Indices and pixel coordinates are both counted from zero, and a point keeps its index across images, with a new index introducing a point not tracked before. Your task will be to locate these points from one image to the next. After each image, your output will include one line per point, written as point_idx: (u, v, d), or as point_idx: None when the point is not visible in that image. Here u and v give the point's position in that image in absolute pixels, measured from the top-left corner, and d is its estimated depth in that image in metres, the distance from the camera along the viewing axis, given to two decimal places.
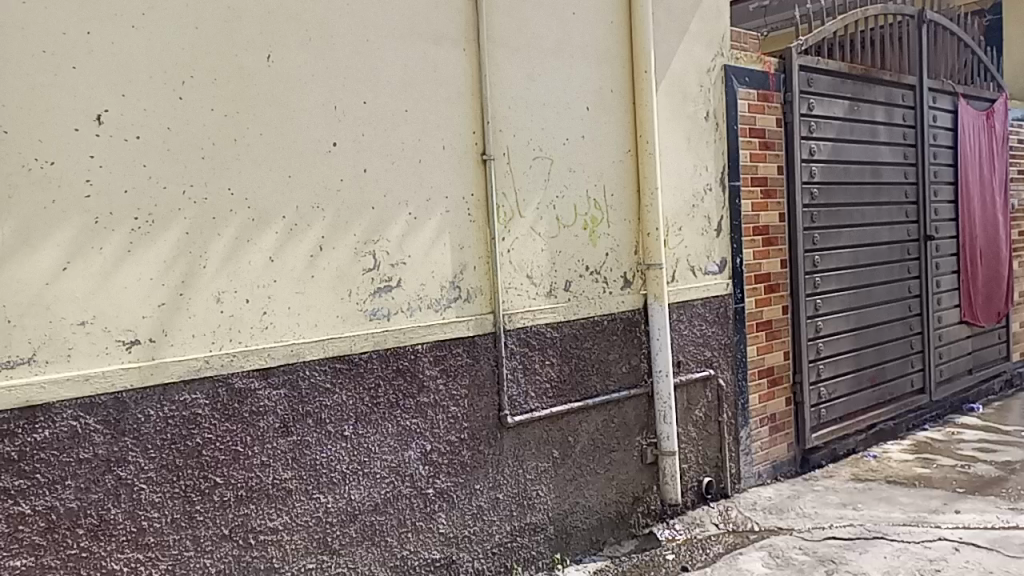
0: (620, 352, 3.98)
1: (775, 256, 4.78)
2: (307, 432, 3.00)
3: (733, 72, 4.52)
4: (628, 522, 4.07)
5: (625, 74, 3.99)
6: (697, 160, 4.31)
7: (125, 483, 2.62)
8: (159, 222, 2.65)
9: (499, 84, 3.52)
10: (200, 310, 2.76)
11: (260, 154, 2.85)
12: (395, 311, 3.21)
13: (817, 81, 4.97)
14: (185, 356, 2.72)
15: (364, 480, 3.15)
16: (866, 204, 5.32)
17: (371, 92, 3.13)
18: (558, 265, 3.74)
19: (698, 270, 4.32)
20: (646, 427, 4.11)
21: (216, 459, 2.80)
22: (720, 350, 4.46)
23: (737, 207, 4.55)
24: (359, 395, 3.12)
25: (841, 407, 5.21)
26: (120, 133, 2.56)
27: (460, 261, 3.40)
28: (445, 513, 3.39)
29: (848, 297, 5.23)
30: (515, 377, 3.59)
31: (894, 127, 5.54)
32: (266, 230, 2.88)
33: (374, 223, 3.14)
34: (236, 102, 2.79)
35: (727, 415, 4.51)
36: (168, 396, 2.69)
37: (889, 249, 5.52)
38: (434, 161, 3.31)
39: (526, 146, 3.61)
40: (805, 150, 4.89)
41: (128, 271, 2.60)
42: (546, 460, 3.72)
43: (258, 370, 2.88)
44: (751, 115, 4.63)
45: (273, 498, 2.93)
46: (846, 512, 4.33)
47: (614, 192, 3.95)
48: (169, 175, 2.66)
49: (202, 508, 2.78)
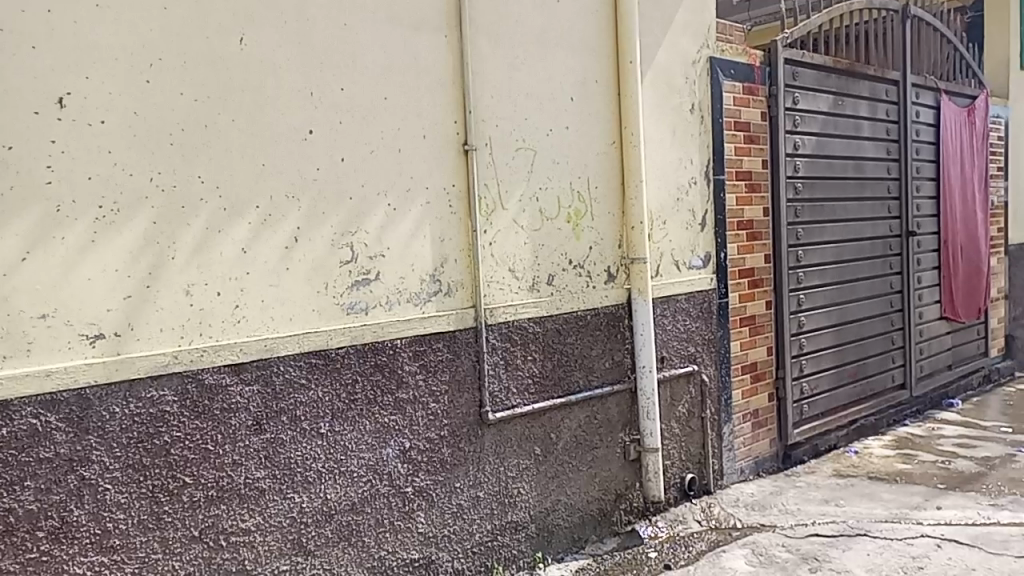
0: (603, 347, 3.92)
1: (759, 251, 4.74)
2: (281, 429, 2.90)
3: (718, 64, 4.47)
4: (611, 520, 4.01)
5: (610, 65, 3.91)
6: (681, 153, 4.25)
7: (89, 483, 2.51)
8: (124, 211, 2.54)
9: (481, 73, 3.43)
10: (169, 303, 2.65)
11: (232, 142, 2.75)
12: (373, 305, 3.12)
13: (801, 75, 4.93)
14: (152, 351, 2.62)
15: (341, 479, 3.06)
16: (849, 199, 5.30)
17: (349, 78, 3.03)
18: (541, 258, 3.66)
19: (682, 265, 4.26)
20: (629, 424, 4.05)
21: (185, 459, 2.70)
22: (704, 345, 4.41)
23: (721, 201, 4.50)
24: (335, 391, 3.03)
25: (822, 403, 5.19)
26: (83, 117, 2.45)
27: (440, 254, 3.31)
28: (424, 512, 3.31)
29: (830, 292, 5.20)
30: (497, 373, 3.51)
31: (877, 122, 5.52)
32: (238, 221, 2.78)
33: (352, 214, 3.05)
34: (206, 87, 2.69)
35: (710, 411, 4.47)
36: (134, 393, 2.59)
37: (872, 244, 5.50)
38: (414, 150, 3.22)
39: (508, 136, 3.53)
40: (790, 143, 4.85)
41: (92, 262, 2.50)
42: (527, 458, 3.65)
43: (230, 365, 2.78)
44: (736, 108, 4.58)
45: (245, 498, 2.83)
46: (828, 509, 4.30)
47: (598, 185, 3.88)
48: (135, 161, 2.55)
49: (170, 508, 2.68)
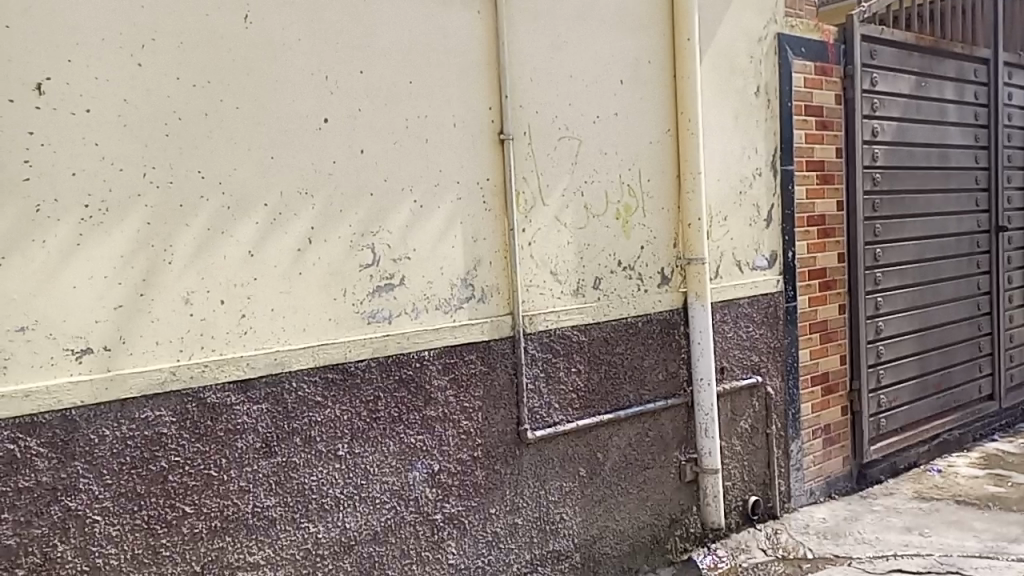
0: (656, 357, 3.54)
1: (831, 249, 4.29)
2: (293, 452, 2.60)
3: (788, 41, 4.02)
4: (665, 548, 3.63)
5: (666, 45, 3.52)
6: (745, 141, 3.83)
7: (75, 515, 2.24)
8: (114, 211, 2.27)
9: (520, 54, 3.08)
10: (165, 314, 2.37)
11: (237, 132, 2.46)
12: (398, 313, 2.81)
13: (879, 53, 4.45)
14: (147, 367, 2.34)
15: (361, 506, 2.75)
16: (933, 191, 4.78)
17: (369, 60, 2.71)
18: (586, 260, 3.30)
19: (745, 266, 3.85)
20: (685, 442, 3.66)
21: (185, 486, 2.41)
22: (770, 354, 3.99)
23: (790, 194, 4.05)
24: (355, 409, 2.72)
25: (901, 416, 4.71)
26: (66, 105, 2.19)
27: (473, 256, 2.98)
28: (456, 542, 2.99)
29: (912, 294, 4.69)
30: (537, 387, 3.17)
31: (964, 106, 4.98)
32: (245, 220, 2.49)
33: (373, 212, 2.74)
34: (207, 71, 2.40)
35: (776, 427, 4.04)
36: (126, 414, 2.31)
37: (958, 240, 4.97)
38: (443, 139, 2.89)
39: (550, 124, 3.17)
40: (867, 130, 4.38)
41: (77, 268, 2.23)
42: (571, 480, 3.30)
43: (235, 382, 2.48)
44: (807, 91, 4.13)
45: (253, 529, 2.54)
46: (912, 539, 3.84)
47: (650, 178, 3.49)
48: (127, 154, 2.28)
49: (168, 541, 2.40)
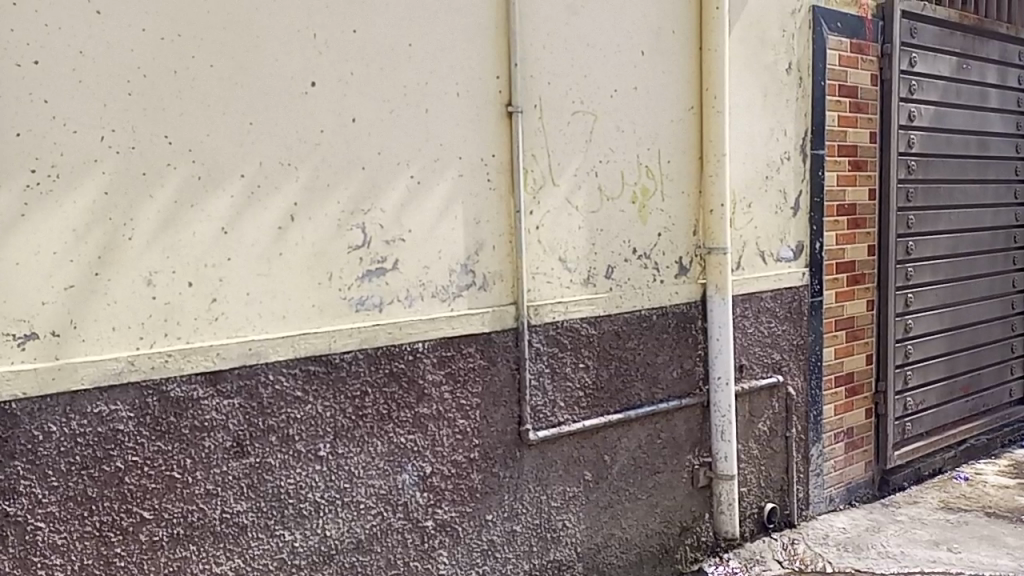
0: (671, 353, 3.27)
1: (861, 241, 4.00)
2: (268, 452, 2.36)
3: (823, 14, 3.71)
4: (673, 557, 3.37)
5: (693, 13, 3.23)
6: (773, 122, 3.53)
7: (15, 521, 2.00)
8: (66, 178, 2.01)
9: (532, 17, 2.80)
10: (125, 296, 2.11)
11: (211, 93, 2.19)
12: (389, 300, 2.54)
13: (920, 31, 4.13)
14: (101, 356, 2.09)
15: (344, 512, 2.51)
16: (970, 181, 4.48)
17: (364, 18, 2.44)
18: (598, 247, 3.03)
19: (768, 257, 3.56)
20: (699, 445, 3.40)
21: (144, 489, 2.17)
22: (792, 352, 3.71)
23: (820, 180, 3.76)
24: (339, 406, 2.47)
25: (926, 419, 4.44)
26: (9, 55, 1.92)
27: (475, 239, 2.71)
28: (448, 551, 2.74)
29: (944, 290, 4.40)
30: (541, 384, 2.91)
31: (1006, 91, 4.65)
32: (218, 193, 2.23)
33: (364, 189, 2.47)
34: (175, 22, 2.13)
35: (796, 430, 3.78)
36: (76, 408, 2.06)
37: (994, 235, 4.66)
38: (444, 109, 2.61)
39: (564, 96, 2.89)
40: (903, 113, 4.08)
41: (20, 243, 1.97)
42: (576, 485, 3.05)
43: (204, 374, 2.23)
44: (841, 69, 3.83)
45: (221, 537, 2.30)
46: (940, 555, 3.58)
47: (671, 159, 3.21)
48: (81, 113, 2.02)
49: (123, 551, 2.16)
